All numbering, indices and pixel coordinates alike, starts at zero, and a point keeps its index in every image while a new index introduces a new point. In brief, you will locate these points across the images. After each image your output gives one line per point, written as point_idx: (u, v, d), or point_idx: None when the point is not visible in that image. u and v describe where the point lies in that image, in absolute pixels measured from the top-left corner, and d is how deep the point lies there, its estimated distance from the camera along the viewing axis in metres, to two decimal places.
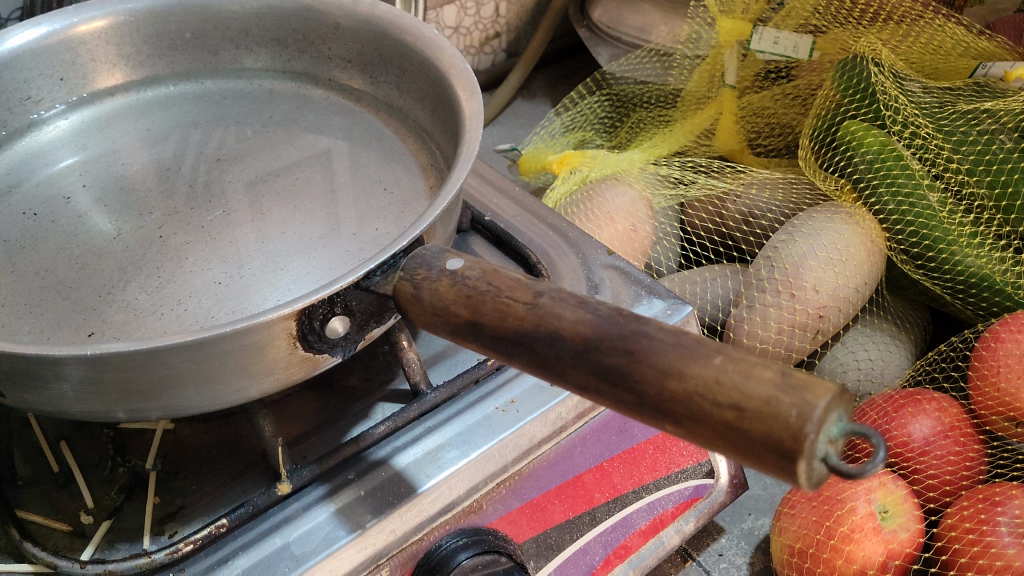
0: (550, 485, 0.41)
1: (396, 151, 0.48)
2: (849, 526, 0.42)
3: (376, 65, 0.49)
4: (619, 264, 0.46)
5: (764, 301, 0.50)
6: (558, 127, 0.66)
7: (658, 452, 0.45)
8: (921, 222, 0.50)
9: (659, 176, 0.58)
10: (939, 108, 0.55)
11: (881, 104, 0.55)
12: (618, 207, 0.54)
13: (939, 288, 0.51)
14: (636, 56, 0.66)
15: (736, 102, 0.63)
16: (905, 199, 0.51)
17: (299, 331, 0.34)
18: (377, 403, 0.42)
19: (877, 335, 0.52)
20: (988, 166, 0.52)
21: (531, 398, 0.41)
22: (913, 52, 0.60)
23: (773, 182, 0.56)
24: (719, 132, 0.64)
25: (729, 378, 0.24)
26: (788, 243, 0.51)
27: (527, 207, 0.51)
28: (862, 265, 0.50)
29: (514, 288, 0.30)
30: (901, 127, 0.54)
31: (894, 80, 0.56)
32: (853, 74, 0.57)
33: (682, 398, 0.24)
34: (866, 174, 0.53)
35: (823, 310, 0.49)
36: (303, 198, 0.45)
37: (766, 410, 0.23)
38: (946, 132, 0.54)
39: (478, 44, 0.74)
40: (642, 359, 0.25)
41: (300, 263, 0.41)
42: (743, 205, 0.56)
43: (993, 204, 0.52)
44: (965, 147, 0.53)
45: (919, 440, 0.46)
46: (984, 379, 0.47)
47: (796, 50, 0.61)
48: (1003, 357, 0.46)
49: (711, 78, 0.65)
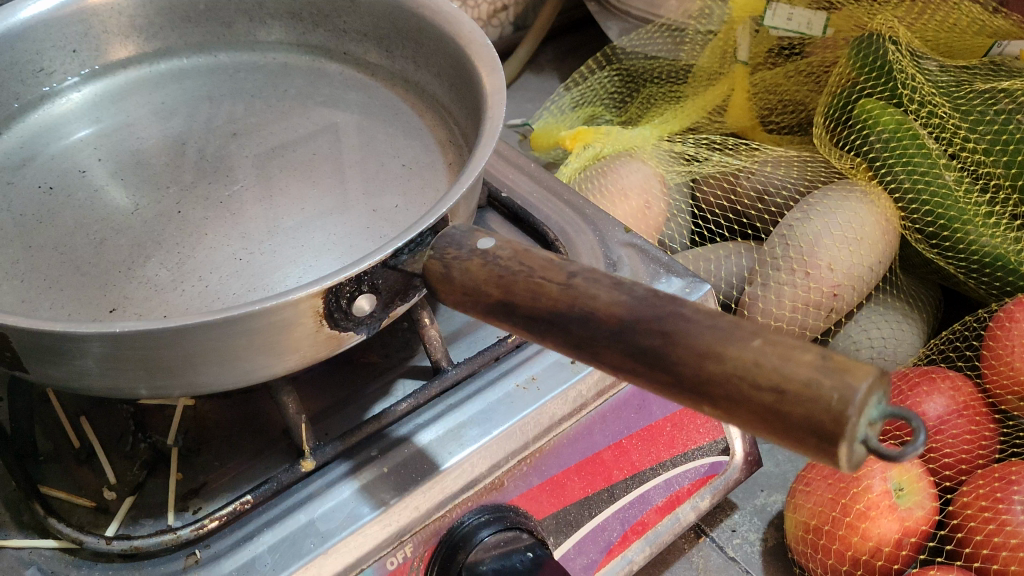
0: (570, 462, 0.41)
1: (414, 126, 0.48)
2: (865, 503, 0.43)
3: (391, 39, 0.49)
4: (637, 242, 0.46)
5: (778, 279, 0.50)
6: (567, 102, 0.65)
7: (676, 429, 0.45)
8: (937, 200, 0.50)
9: (673, 153, 0.57)
10: (956, 87, 0.53)
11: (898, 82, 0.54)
12: (632, 184, 0.54)
13: (954, 267, 0.51)
14: (647, 31, 0.65)
15: (749, 78, 0.62)
16: (920, 177, 0.51)
17: (326, 308, 0.34)
18: (397, 380, 0.42)
19: (889, 314, 0.52)
20: (1004, 146, 0.50)
21: (551, 374, 0.41)
22: (925, 24, 0.58)
23: (788, 160, 0.55)
24: (732, 108, 0.63)
25: (768, 361, 0.24)
26: (803, 221, 0.51)
27: (544, 183, 0.51)
28: (876, 245, 0.50)
29: (547, 268, 0.30)
30: (918, 107, 0.53)
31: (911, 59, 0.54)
32: (870, 52, 0.55)
33: (722, 380, 0.24)
34: (881, 154, 0.53)
35: (838, 288, 0.49)
36: (320, 174, 0.45)
37: (806, 393, 0.23)
38: (963, 111, 0.52)
39: (486, 17, 0.74)
40: (678, 341, 0.25)
41: (321, 238, 0.41)
42: (757, 183, 0.55)
43: (1009, 184, 0.50)
44: (982, 126, 0.51)
45: (933, 418, 0.46)
46: (998, 358, 0.47)
47: (810, 27, 0.59)
48: (1017, 336, 0.46)
49: (723, 54, 0.64)
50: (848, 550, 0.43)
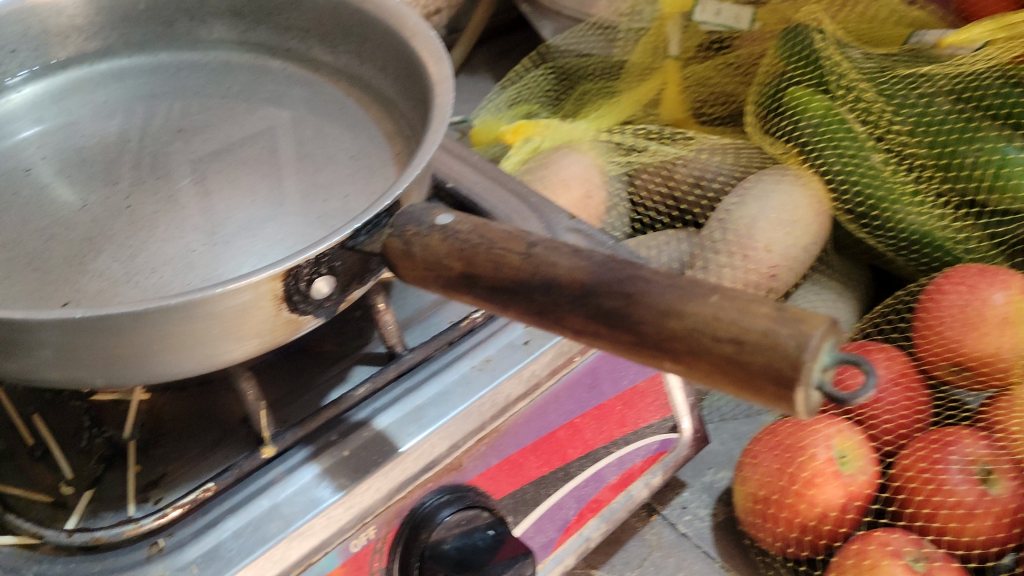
0: (527, 442, 0.42)
1: (359, 119, 0.49)
2: (810, 471, 0.44)
3: (335, 36, 0.50)
4: (582, 228, 0.47)
5: (718, 261, 0.51)
6: (503, 101, 0.66)
7: (626, 407, 0.45)
8: (865, 180, 0.52)
9: (610, 145, 0.58)
10: (879, 73, 0.54)
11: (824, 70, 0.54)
12: (573, 174, 0.55)
13: (882, 245, 0.53)
14: (579, 30, 0.67)
15: (681, 73, 0.64)
16: (849, 159, 0.52)
17: (285, 292, 0.34)
18: (352, 367, 0.42)
19: (824, 293, 0.54)
20: (928, 127, 0.52)
21: (506, 356, 0.42)
22: (846, 16, 0.59)
23: (723, 147, 0.57)
24: (666, 102, 0.64)
25: (727, 315, 0.25)
26: (740, 205, 0.52)
27: (488, 174, 0.51)
28: (810, 226, 0.52)
29: (507, 239, 0.31)
30: (844, 93, 0.54)
31: (835, 48, 0.55)
32: (795, 42, 0.56)
33: (682, 335, 0.25)
34: (812, 138, 0.53)
35: (775, 269, 0.52)
36: (267, 168, 0.45)
37: (764, 342, 0.24)
38: (888, 95, 0.53)
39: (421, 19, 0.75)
40: (640, 301, 0.26)
41: (273, 229, 0.41)
42: (693, 170, 0.56)
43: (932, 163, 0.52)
44: (905, 109, 0.53)
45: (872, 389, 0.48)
46: (929, 329, 0.49)
47: (737, 21, 0.61)
48: (947, 307, 0.48)
49: (655, 49, 0.65)
50: (796, 517, 0.44)
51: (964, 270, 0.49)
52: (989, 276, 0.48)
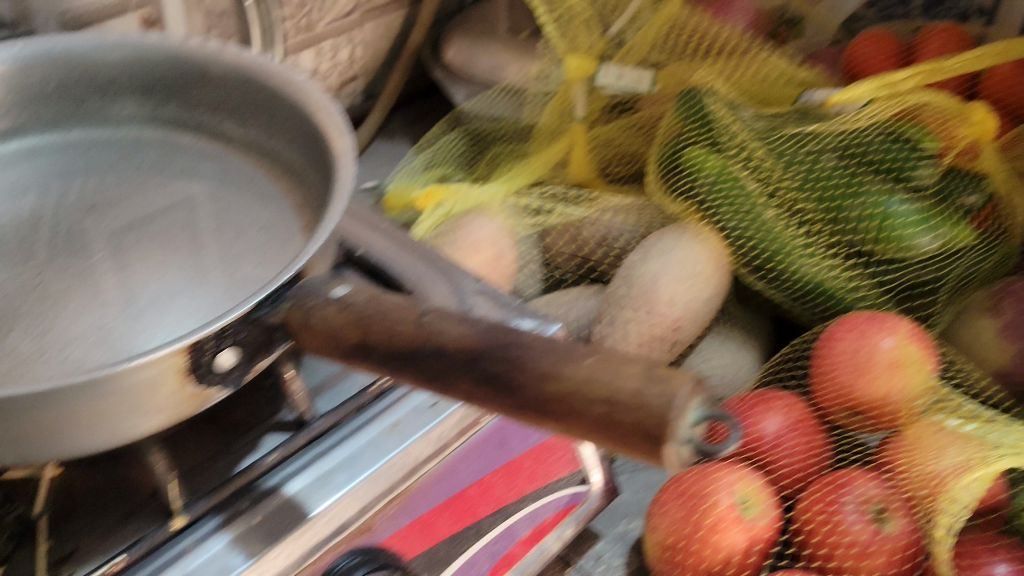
0: (437, 501, 0.43)
1: (269, 192, 0.50)
2: (714, 518, 0.46)
3: (243, 110, 0.51)
4: (488, 290, 0.49)
5: (623, 317, 0.54)
6: (417, 165, 0.68)
7: (536, 463, 0.47)
8: (761, 235, 0.54)
9: (519, 207, 0.60)
10: (768, 132, 0.57)
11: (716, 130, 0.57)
12: (483, 238, 0.56)
13: (780, 296, 0.56)
14: (489, 96, 0.69)
15: (586, 134, 0.66)
16: (744, 216, 0.55)
17: (190, 366, 0.35)
18: (263, 435, 0.43)
19: (727, 343, 0.56)
20: (815, 184, 0.55)
21: (414, 419, 0.43)
22: (737, 76, 0.62)
23: (626, 207, 0.60)
24: (573, 162, 0.66)
25: (602, 377, 0.27)
26: (642, 262, 0.55)
27: (398, 240, 0.53)
28: (710, 280, 0.54)
29: (399, 310, 0.32)
30: (736, 151, 0.56)
31: (726, 108, 0.57)
32: (690, 104, 0.58)
33: (561, 396, 0.27)
34: (709, 196, 0.56)
35: (678, 322, 0.54)
36: (177, 241, 0.46)
37: (635, 402, 0.26)
38: (777, 153, 0.56)
39: (336, 87, 0.77)
40: (522, 366, 0.28)
41: (183, 302, 0.43)
42: (598, 230, 0.59)
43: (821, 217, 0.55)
44: (794, 166, 0.56)
45: (770, 435, 0.50)
46: (823, 375, 0.52)
47: (638, 84, 0.63)
48: (838, 354, 0.51)
49: (561, 112, 0.66)
50: (702, 563, 0.46)
51: (853, 318, 0.51)
52: (877, 322, 0.51)
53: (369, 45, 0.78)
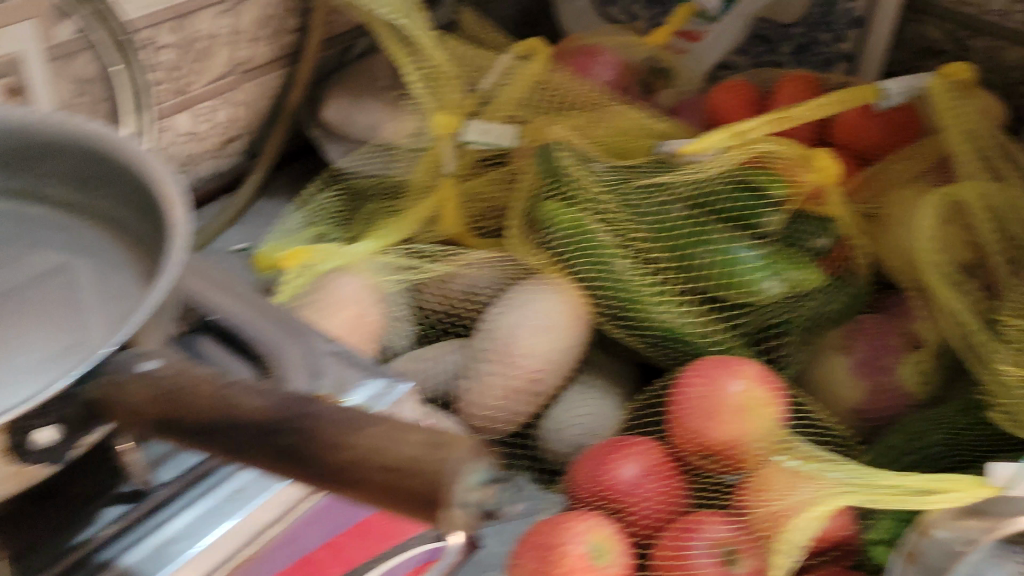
0: (278, 566, 0.42)
1: (117, 262, 0.49)
2: (564, 568, 0.46)
3: (87, 180, 0.50)
4: (341, 351, 0.50)
5: (485, 371, 0.55)
6: (293, 223, 0.69)
7: (387, 521, 0.44)
8: (614, 284, 0.55)
9: (387, 264, 0.61)
10: (620, 185, 0.59)
11: (571, 184, 0.58)
12: (347, 296, 0.57)
13: (640, 342, 0.56)
14: (365, 151, 0.71)
15: (455, 190, 0.67)
16: (598, 265, 0.55)
17: (12, 444, 0.34)
18: (104, 507, 0.41)
19: (589, 393, 0.57)
20: (665, 233, 0.56)
21: (257, 483, 0.42)
22: (603, 128, 0.63)
23: (488, 262, 0.60)
24: (443, 218, 0.67)
25: (388, 446, 0.28)
26: (501, 314, 0.56)
27: (252, 303, 0.53)
28: (568, 330, 0.55)
29: (202, 381, 0.33)
30: (589, 204, 0.58)
31: (581, 164, 0.59)
32: (546, 160, 0.60)
33: (350, 463, 0.28)
34: (563, 247, 0.57)
35: (538, 372, 0.54)
36: (23, 318, 0.46)
37: (414, 470, 0.27)
38: (628, 205, 0.58)
39: (217, 147, 0.78)
40: (317, 433, 0.29)
41: (21, 386, 0.42)
42: (464, 285, 0.60)
43: (672, 265, 0.56)
44: (645, 217, 0.57)
45: (625, 482, 0.50)
46: (677, 422, 0.52)
47: (502, 138, 0.65)
48: (689, 400, 0.51)
49: (432, 169, 0.67)
50: None
51: (704, 364, 0.52)
52: (726, 367, 0.52)
53: (251, 105, 0.79)
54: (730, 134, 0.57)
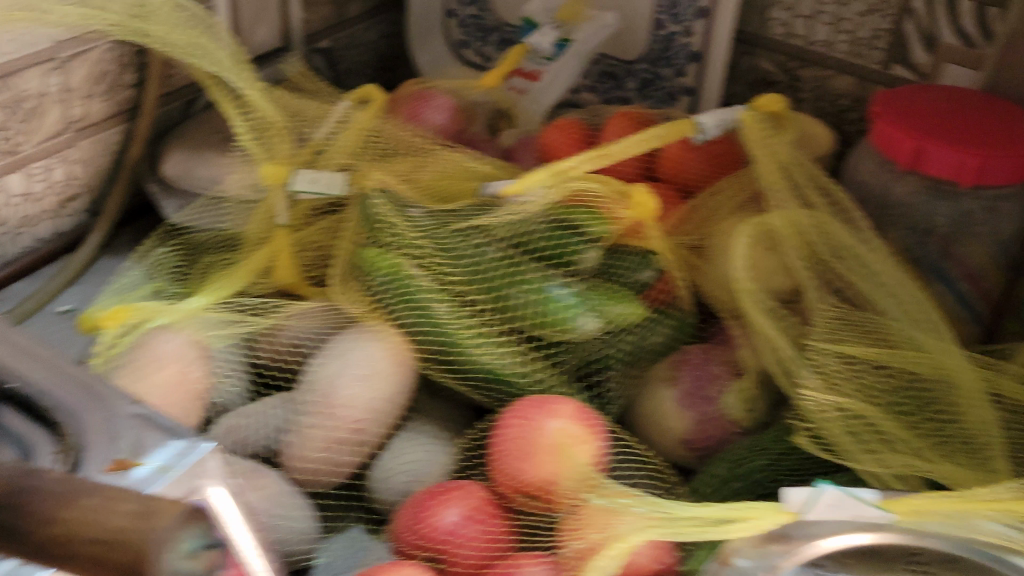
0: None
1: None
2: None
3: None
4: (144, 412, 0.49)
5: (308, 424, 0.53)
6: (128, 278, 0.67)
7: None
8: (435, 329, 0.55)
9: (217, 319, 0.60)
10: (437, 230, 0.59)
11: (388, 232, 0.59)
12: (168, 355, 0.56)
13: (462, 385, 0.55)
14: (200, 204, 0.71)
15: (288, 241, 0.66)
16: (418, 310, 0.55)
17: None
18: None
19: (420, 439, 0.55)
20: (483, 275, 0.57)
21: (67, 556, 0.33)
22: (420, 178, 0.63)
23: (312, 313, 0.60)
24: (278, 266, 0.65)
25: (97, 519, 0.27)
26: (322, 365, 0.55)
27: (56, 368, 0.51)
28: (390, 378, 0.54)
29: None
30: (406, 249, 0.58)
31: (399, 209, 0.60)
32: (364, 210, 0.60)
33: (60, 538, 0.27)
34: (383, 293, 0.57)
35: (359, 422, 0.53)
36: None
37: (120, 541, 0.26)
38: (446, 248, 0.58)
39: (55, 207, 0.76)
40: (29, 508, 0.29)
41: None
42: (290, 337, 0.59)
43: (490, 306, 0.56)
44: (463, 260, 0.58)
45: (446, 527, 0.49)
46: (497, 464, 0.52)
47: (331, 187, 0.64)
48: (508, 440, 0.51)
49: (264, 220, 0.67)
50: None
51: (522, 405, 0.52)
52: (542, 408, 0.52)
53: (90, 162, 0.77)
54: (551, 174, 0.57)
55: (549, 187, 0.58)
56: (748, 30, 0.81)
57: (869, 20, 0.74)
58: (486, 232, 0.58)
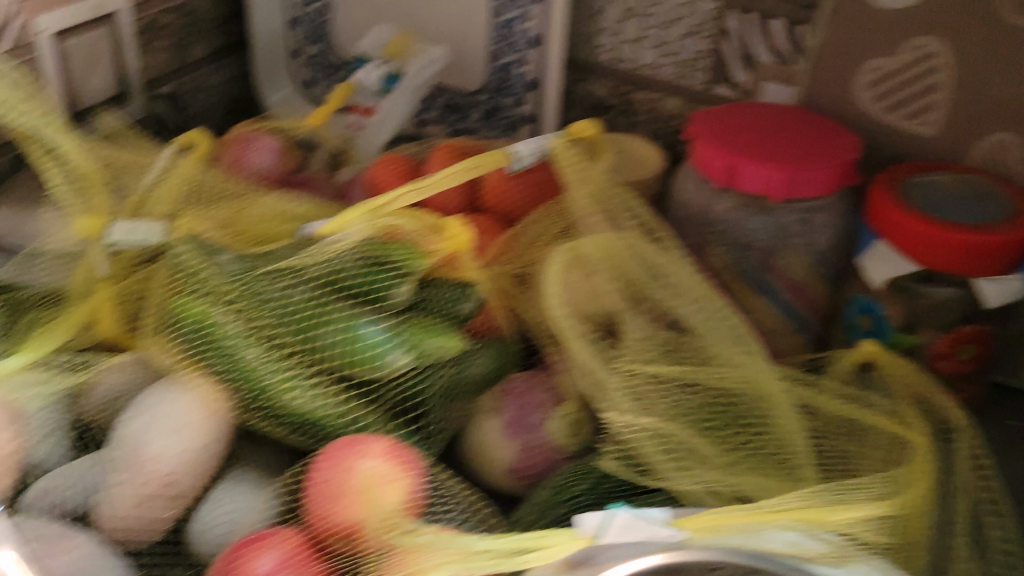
0: None
1: None
2: None
3: None
4: None
5: (117, 482, 0.51)
6: None
7: None
8: (245, 377, 0.54)
9: (35, 380, 0.56)
10: (247, 272, 0.57)
11: (195, 277, 0.57)
12: None
13: (277, 429, 0.54)
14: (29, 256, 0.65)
15: (113, 293, 0.64)
16: (226, 359, 0.54)
17: None
18: None
19: (241, 489, 0.53)
20: (294, 317, 0.55)
21: None
22: (241, 224, 0.63)
23: (128, 364, 0.58)
24: (100, 321, 0.63)
25: None
26: (130, 419, 0.53)
27: None
28: (202, 429, 0.52)
29: None
30: (214, 295, 0.56)
31: (206, 255, 0.58)
32: (172, 254, 0.58)
33: None
34: (191, 343, 0.55)
35: (170, 477, 0.51)
36: None
37: None
38: (255, 291, 0.56)
39: None
40: None
41: None
42: (106, 391, 0.57)
43: (301, 348, 0.55)
44: (273, 302, 0.56)
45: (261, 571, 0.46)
46: (310, 510, 0.50)
47: (149, 236, 0.62)
48: (322, 482, 0.50)
49: (88, 275, 0.63)
50: None
51: (333, 448, 0.51)
52: (353, 449, 0.51)
53: None
54: (366, 210, 0.56)
55: (365, 225, 0.57)
56: (580, 57, 0.82)
57: (688, 43, 0.75)
58: (297, 272, 0.56)
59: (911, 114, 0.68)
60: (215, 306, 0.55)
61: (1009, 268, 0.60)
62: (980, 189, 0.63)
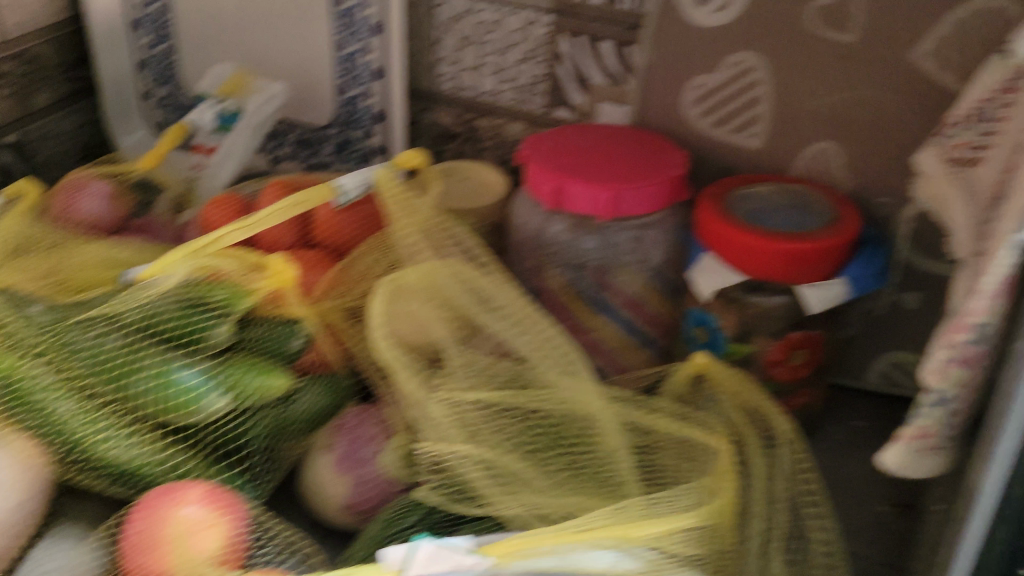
0: None
1: None
2: None
3: None
4: None
5: None
6: None
7: None
8: (58, 429, 0.52)
9: None
10: (58, 321, 0.56)
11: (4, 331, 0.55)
12: None
13: (98, 481, 0.52)
14: None
15: None
16: (38, 414, 0.52)
17: None
18: None
19: (58, 544, 0.50)
20: (105, 366, 0.54)
21: None
22: (62, 272, 0.61)
23: None
24: None
25: None
26: None
27: None
28: (13, 485, 0.49)
29: None
30: (23, 348, 0.54)
31: (16, 306, 0.56)
32: None
33: None
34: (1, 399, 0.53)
35: None
36: None
37: None
38: (65, 342, 0.55)
39: None
40: None
41: None
42: None
43: (115, 398, 0.53)
44: (84, 351, 0.54)
45: None
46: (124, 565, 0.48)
47: None
48: (135, 533, 0.48)
49: None
50: None
51: (150, 497, 0.50)
52: (170, 497, 0.50)
53: None
54: (186, 252, 0.55)
55: (186, 266, 0.55)
56: (423, 88, 0.82)
57: (525, 68, 0.76)
58: (112, 319, 0.55)
59: (736, 128, 0.69)
60: (24, 360, 0.54)
61: (831, 274, 0.61)
62: (800, 200, 0.65)
